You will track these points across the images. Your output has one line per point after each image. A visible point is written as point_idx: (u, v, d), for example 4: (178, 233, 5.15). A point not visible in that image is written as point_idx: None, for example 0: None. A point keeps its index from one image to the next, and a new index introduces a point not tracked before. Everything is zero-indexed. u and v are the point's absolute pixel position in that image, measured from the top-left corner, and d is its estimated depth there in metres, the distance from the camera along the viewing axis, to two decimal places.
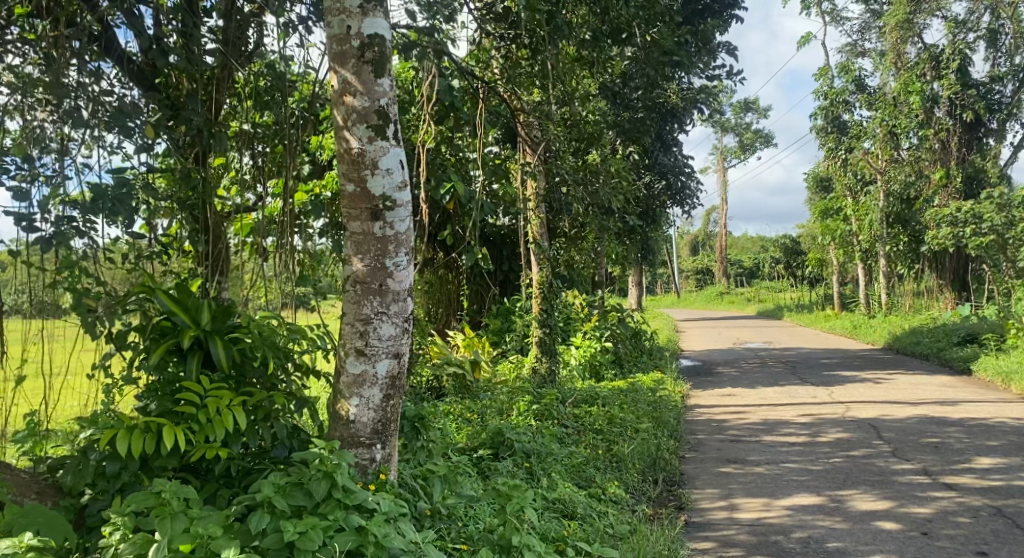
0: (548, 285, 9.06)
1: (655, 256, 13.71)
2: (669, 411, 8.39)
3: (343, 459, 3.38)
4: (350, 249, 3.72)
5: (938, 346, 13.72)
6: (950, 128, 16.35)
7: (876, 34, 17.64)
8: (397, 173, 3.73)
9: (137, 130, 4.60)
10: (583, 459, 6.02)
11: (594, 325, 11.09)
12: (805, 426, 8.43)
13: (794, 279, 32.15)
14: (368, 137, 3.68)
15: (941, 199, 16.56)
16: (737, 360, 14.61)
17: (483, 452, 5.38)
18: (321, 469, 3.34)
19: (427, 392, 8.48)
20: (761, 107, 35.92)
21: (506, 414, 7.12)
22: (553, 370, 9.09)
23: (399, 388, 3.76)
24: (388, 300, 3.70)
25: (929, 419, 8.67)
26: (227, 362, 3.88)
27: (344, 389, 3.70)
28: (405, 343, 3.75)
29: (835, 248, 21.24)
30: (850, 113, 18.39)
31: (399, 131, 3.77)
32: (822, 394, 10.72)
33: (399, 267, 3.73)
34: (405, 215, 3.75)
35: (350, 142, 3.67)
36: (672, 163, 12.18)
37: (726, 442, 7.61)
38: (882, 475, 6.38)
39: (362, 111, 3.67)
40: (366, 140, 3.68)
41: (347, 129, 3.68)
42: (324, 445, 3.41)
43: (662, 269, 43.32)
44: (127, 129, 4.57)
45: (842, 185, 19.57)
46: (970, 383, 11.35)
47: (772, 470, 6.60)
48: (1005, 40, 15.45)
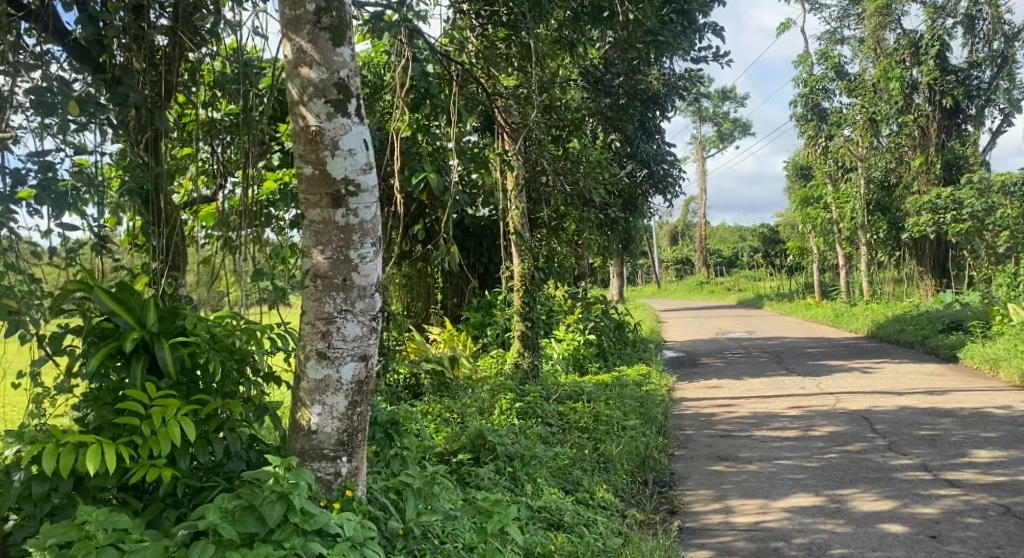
0: (530, 277, 8.72)
1: (638, 247, 13.36)
2: (657, 407, 8.06)
3: (301, 478, 3.02)
4: (309, 240, 3.34)
5: (923, 333, 13.49)
6: (929, 114, 16.17)
7: (855, 21, 17.39)
8: (361, 153, 3.36)
9: (59, 107, 4.07)
10: (567, 460, 5.67)
11: (578, 317, 10.84)
12: (795, 419, 8.13)
13: (772, 268, 32.07)
14: (327, 113, 3.30)
15: (921, 185, 16.35)
16: (721, 351, 14.34)
17: (463, 458, 5.02)
18: (275, 490, 2.97)
19: (404, 391, 8.13)
20: (737, 96, 35.75)
21: (488, 414, 6.77)
22: (536, 365, 8.74)
23: (367, 394, 3.40)
24: (353, 296, 3.33)
25: (922, 410, 8.40)
26: (173, 367, 3.52)
27: (305, 396, 3.34)
28: (373, 344, 3.39)
29: (816, 236, 21.01)
30: (830, 100, 18.15)
31: (362, 107, 3.41)
32: (810, 384, 10.44)
33: (366, 259, 3.36)
34: (370, 202, 3.38)
35: (307, 118, 3.29)
36: (654, 151, 11.85)
37: (716, 438, 7.30)
38: (881, 472, 6.09)
39: (320, 84, 3.29)
40: (325, 116, 3.30)
41: (304, 104, 3.30)
42: (279, 463, 3.05)
43: (642, 261, 43.09)
44: (48, 107, 4.06)
45: (823, 171, 19.02)
46: (959, 370, 11.11)
47: (766, 467, 6.29)
48: (983, 26, 15.25)
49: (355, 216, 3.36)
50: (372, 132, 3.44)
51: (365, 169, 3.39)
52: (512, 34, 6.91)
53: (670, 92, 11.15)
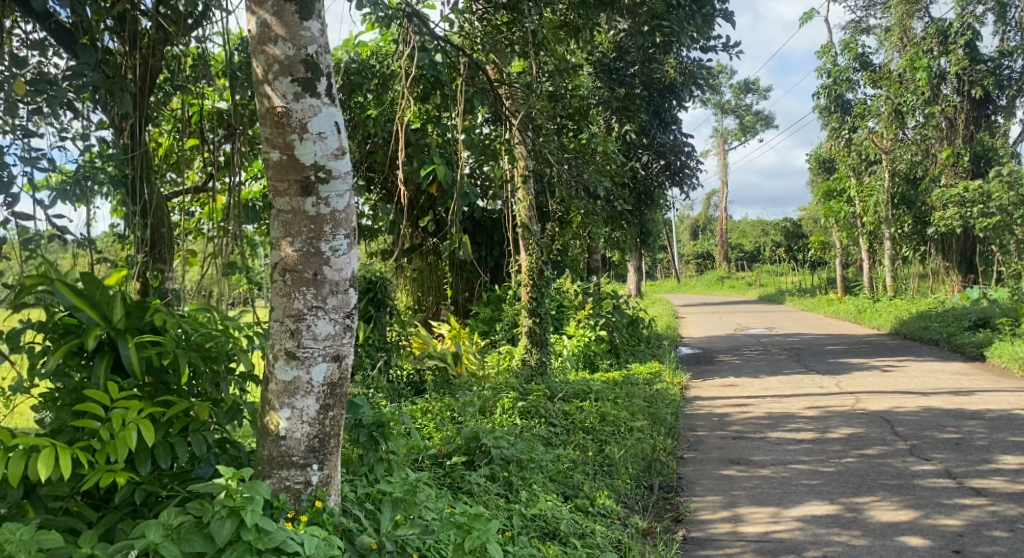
0: (538, 272, 8.46)
1: (655, 241, 13.01)
2: (666, 407, 7.77)
3: (255, 492, 2.86)
4: (277, 230, 3.11)
5: (947, 331, 13.10)
6: (957, 105, 15.75)
7: (881, 10, 16.97)
8: (332, 137, 3.12)
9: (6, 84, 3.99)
10: (568, 463, 5.43)
11: (589, 313, 10.59)
12: (812, 420, 7.82)
13: (795, 263, 31.65)
14: (294, 93, 3.07)
15: (947, 178, 15.90)
16: (738, 347, 14.02)
17: (456, 461, 4.79)
18: (226, 506, 2.82)
19: (407, 388, 7.93)
20: (760, 88, 35.26)
21: (488, 414, 6.52)
22: (544, 362, 8.49)
23: (340, 397, 3.17)
24: (325, 292, 3.09)
25: (945, 411, 8.06)
26: (140, 367, 3.28)
27: (274, 399, 3.11)
28: (348, 343, 3.16)
29: (838, 231, 20.56)
30: (854, 91, 17.72)
31: (333, 86, 3.17)
32: (828, 383, 10.11)
33: (338, 252, 3.12)
34: (343, 189, 3.15)
35: (273, 99, 3.06)
36: (671, 141, 11.46)
37: (728, 440, 7.01)
38: (900, 478, 5.77)
39: (286, 62, 3.06)
40: (292, 96, 3.07)
41: (268, 83, 3.07)
42: (231, 476, 2.88)
43: (662, 255, 42.69)
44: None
45: (845, 165, 18.70)
46: (984, 370, 10.73)
47: (779, 472, 5.99)
48: (1014, 14, 14.81)
49: (326, 205, 3.12)
50: (345, 114, 3.20)
51: (337, 154, 3.16)
52: (516, 18, 6.72)
53: (687, 82, 10.83)
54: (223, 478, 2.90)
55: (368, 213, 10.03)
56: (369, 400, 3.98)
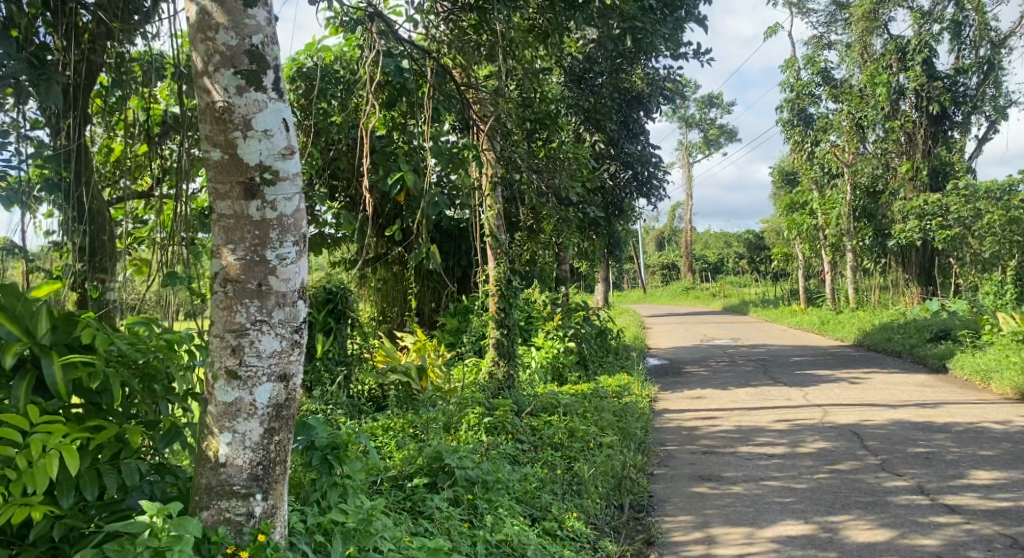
0: (506, 281, 8.19)
1: (622, 252, 12.81)
2: (636, 421, 7.56)
3: (183, 531, 2.73)
4: (217, 237, 2.85)
5: (910, 343, 13.08)
6: (916, 121, 15.83)
7: (842, 26, 17.03)
8: (279, 134, 2.88)
9: None
10: (535, 483, 5.19)
11: (557, 324, 10.34)
12: (782, 434, 7.65)
13: (757, 275, 31.78)
14: (237, 87, 2.83)
15: (907, 192, 15.99)
16: (705, 359, 13.88)
17: (418, 482, 4.53)
18: (149, 547, 2.68)
19: (368, 403, 7.63)
20: (724, 102, 35.45)
21: (453, 430, 6.27)
22: (511, 375, 8.21)
23: (287, 421, 2.91)
24: (270, 304, 2.84)
25: (914, 424, 7.94)
26: (66, 387, 2.99)
27: (213, 422, 2.86)
28: (296, 361, 2.91)
29: (801, 243, 20.59)
30: (816, 105, 17.74)
31: (281, 79, 2.93)
32: (796, 396, 9.98)
33: (286, 261, 2.87)
34: (291, 193, 2.91)
35: (213, 93, 2.81)
36: (639, 152, 11.31)
37: (699, 455, 6.82)
38: (874, 494, 5.60)
39: (227, 52, 2.82)
40: (235, 90, 2.83)
41: (208, 75, 2.83)
42: (155, 513, 2.75)
43: (627, 266, 42.70)
44: None
45: (808, 178, 18.76)
46: (948, 382, 10.67)
47: (752, 489, 5.80)
48: (969, 32, 14.94)
49: (273, 209, 2.87)
50: (294, 111, 2.96)
51: (285, 153, 2.92)
52: (481, 19, 6.44)
53: (654, 91, 10.68)
54: (146, 515, 2.74)
55: (331, 222, 9.75)
56: (323, 421, 3.72)
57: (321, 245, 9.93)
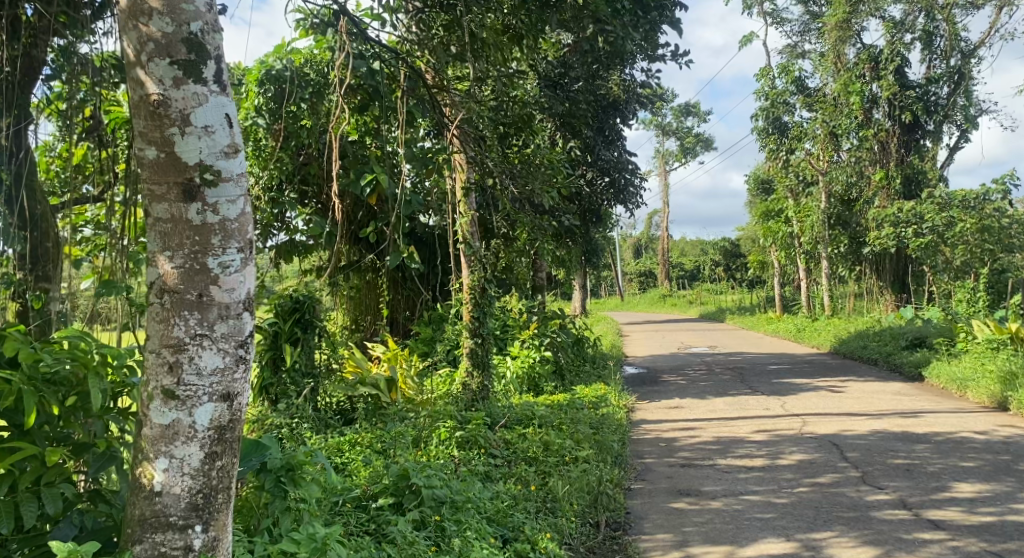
0: (481, 290, 7.91)
1: (600, 259, 12.61)
2: (613, 433, 7.33)
3: None
4: (153, 243, 2.65)
5: (886, 351, 12.97)
6: (889, 130, 15.78)
7: (816, 35, 17.00)
8: (221, 131, 2.70)
9: None
10: (507, 501, 4.98)
11: (534, 333, 10.10)
12: (761, 445, 7.46)
13: (733, 283, 31.74)
14: (174, 78, 2.65)
15: (880, 201, 15.95)
16: (683, 367, 13.72)
17: (382, 503, 4.32)
18: None
19: (335, 416, 7.36)
20: (700, 111, 35.46)
21: (422, 445, 6.03)
22: (486, 386, 7.93)
23: (229, 445, 2.70)
24: (212, 316, 2.65)
25: (894, 433, 7.78)
26: None
27: (148, 447, 2.65)
28: (240, 379, 2.70)
29: (777, 251, 20.50)
30: (791, 114, 17.70)
31: (223, 71, 2.76)
32: (774, 405, 9.79)
33: (229, 269, 2.68)
34: (235, 195, 2.72)
35: (147, 85, 2.64)
36: (615, 158, 11.07)
37: (677, 468, 6.61)
38: (856, 509, 5.41)
39: (163, 39, 2.65)
40: (171, 82, 2.65)
41: (142, 65, 2.65)
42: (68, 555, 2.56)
43: (605, 274, 42.57)
44: None
45: (783, 186, 18.70)
46: (925, 390, 10.53)
47: (732, 505, 5.59)
48: (940, 42, 14.94)
49: (214, 212, 2.69)
50: (238, 106, 2.78)
51: (229, 151, 2.74)
52: (451, 17, 6.11)
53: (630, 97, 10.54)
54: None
55: (303, 228, 9.52)
56: (276, 441, 3.52)
57: (293, 253, 9.69)
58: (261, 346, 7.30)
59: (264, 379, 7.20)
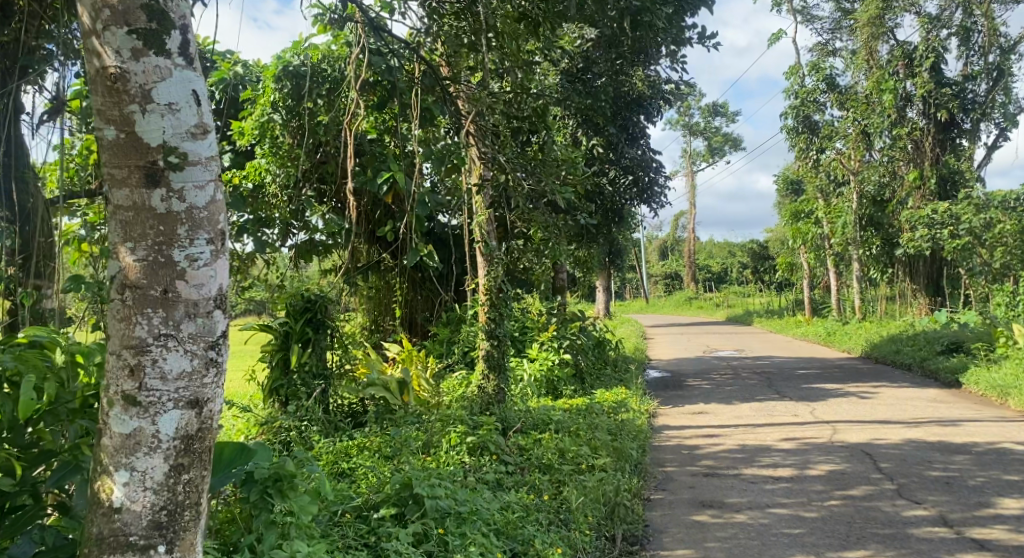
0: (497, 290, 7.62)
1: (624, 260, 12.27)
2: (634, 441, 7.05)
3: None
4: (115, 234, 2.57)
5: (920, 355, 12.55)
6: (923, 128, 15.34)
7: (848, 32, 16.59)
8: (186, 108, 2.62)
9: None
10: (518, 512, 4.73)
11: (552, 335, 9.83)
12: (788, 454, 7.13)
13: (761, 286, 31.27)
14: (132, 49, 2.56)
15: (915, 201, 15.50)
16: (709, 371, 13.37)
17: (383, 514, 4.13)
18: None
19: (345, 419, 7.16)
20: (729, 111, 35.05)
21: (432, 451, 5.81)
22: (502, 389, 7.65)
23: (196, 457, 2.60)
24: (178, 315, 2.56)
25: (931, 443, 7.42)
26: None
27: (107, 459, 2.56)
28: (208, 385, 2.60)
29: (806, 253, 20.06)
30: (821, 113, 17.29)
31: (188, 42, 2.67)
32: (803, 412, 9.44)
33: (196, 262, 2.59)
34: (204, 181, 2.64)
35: (104, 57, 2.55)
36: (639, 156, 10.75)
37: (700, 478, 6.31)
38: (893, 526, 5.08)
39: (119, 7, 2.56)
40: (129, 54, 2.57)
41: (98, 36, 2.56)
42: None
43: (630, 275, 42.19)
44: None
45: (813, 187, 18.30)
46: (963, 397, 10.11)
47: (758, 518, 5.29)
48: (978, 38, 14.48)
49: (181, 199, 2.60)
50: (205, 82, 2.71)
51: (196, 131, 2.65)
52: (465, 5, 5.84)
53: (655, 94, 10.26)
54: None
55: (321, 228, 9.29)
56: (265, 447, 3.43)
57: (311, 252, 9.49)
58: (271, 345, 7.11)
59: (273, 380, 7.02)
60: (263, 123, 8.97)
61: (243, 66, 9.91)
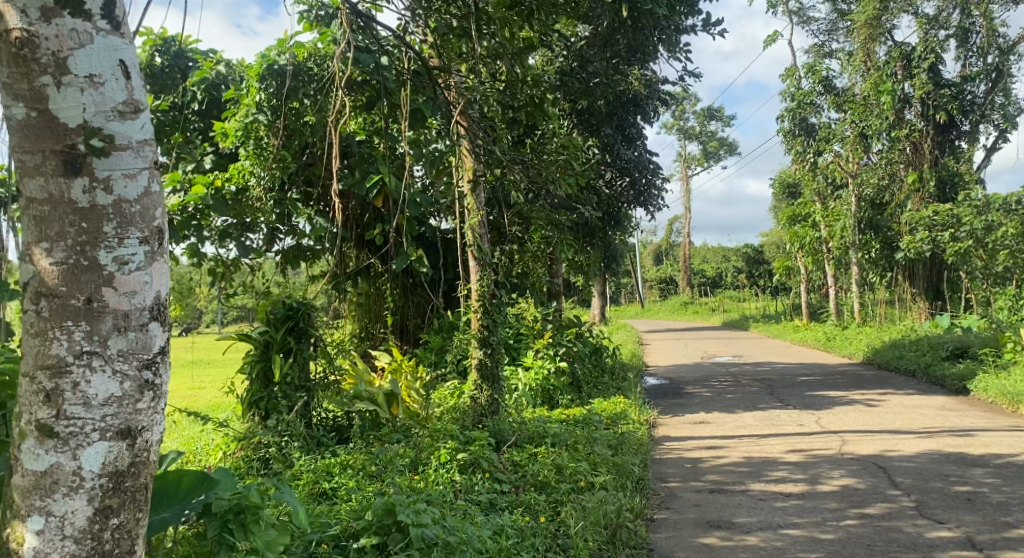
0: (491, 296, 7.26)
1: (621, 265, 11.87)
2: (635, 455, 6.67)
3: None
4: (31, 235, 2.60)
5: (925, 361, 12.20)
6: (922, 130, 15.03)
7: (845, 33, 16.28)
8: (110, 82, 2.63)
9: None
10: (512, 538, 4.40)
11: (548, 342, 9.48)
12: (797, 467, 6.76)
13: (757, 291, 30.91)
14: (42, 13, 2.56)
15: (914, 205, 15.14)
16: (708, 378, 13.01)
17: (364, 545, 3.78)
18: None
19: (329, 435, 6.80)
20: (724, 115, 34.75)
21: (420, 469, 5.45)
22: (496, 399, 7.23)
23: (125, 495, 2.64)
24: (106, 328, 2.59)
25: (947, 454, 7.08)
26: None
27: (26, 501, 2.61)
28: (139, 415, 2.64)
29: (803, 257, 19.71)
30: (819, 115, 16.95)
31: (112, 5, 2.67)
32: (808, 421, 9.07)
33: (126, 268, 2.62)
34: (138, 169, 2.68)
35: (9, 19, 2.54)
36: (637, 157, 10.39)
37: (706, 495, 5.94)
38: (918, 550, 4.72)
39: None
40: (39, 19, 2.56)
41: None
42: None
43: (624, 280, 41.77)
44: None
45: (810, 190, 17.97)
46: (973, 405, 9.75)
47: (771, 541, 4.92)
48: (976, 39, 14.15)
49: (107, 191, 2.62)
50: (132, 49, 2.71)
51: (124, 109, 2.66)
52: None
53: (653, 93, 9.96)
54: None
55: (309, 232, 8.94)
56: (230, 475, 3.26)
57: (301, 258, 9.12)
58: (251, 356, 6.76)
59: (253, 393, 6.68)
60: (248, 124, 8.41)
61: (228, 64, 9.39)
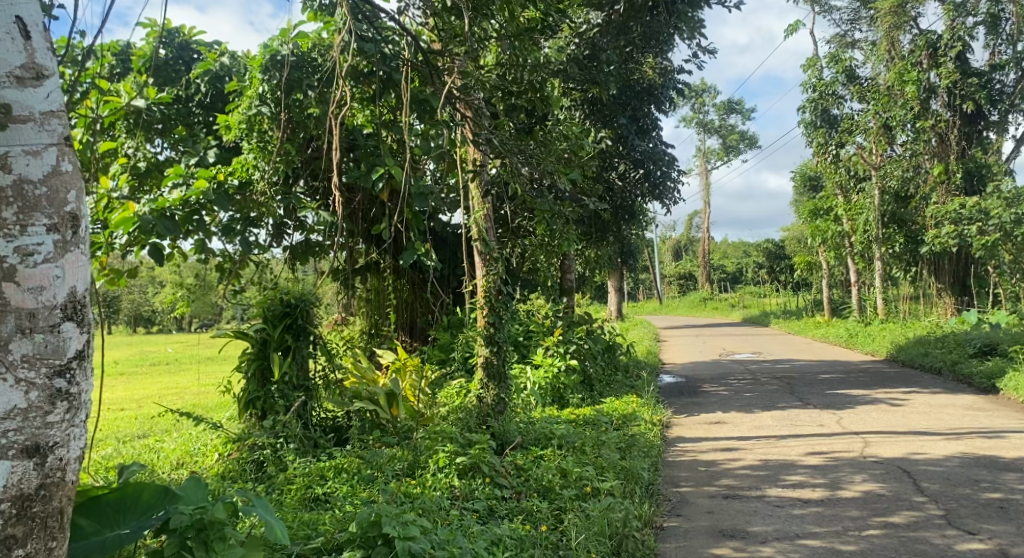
0: (497, 293, 6.97)
1: (637, 261, 11.60)
2: (645, 459, 6.37)
3: None
4: None
5: (950, 359, 11.80)
6: (948, 121, 14.57)
7: (867, 23, 15.87)
8: (4, 42, 2.97)
9: None
10: (509, 549, 4.15)
11: (558, 339, 9.17)
12: (817, 471, 6.44)
13: (779, 287, 30.40)
14: None
15: (939, 197, 14.68)
16: (726, 376, 12.66)
17: None
18: None
19: (327, 436, 6.54)
20: (744, 108, 34.24)
21: (417, 474, 5.18)
22: (502, 399, 6.93)
23: (34, 506, 2.97)
24: (14, 331, 2.93)
25: (976, 457, 6.74)
26: None
27: None
28: (48, 432, 2.98)
29: (825, 251, 19.26)
30: (841, 106, 16.55)
31: None
32: (829, 421, 8.72)
33: (30, 264, 2.95)
34: (44, 144, 3.01)
35: None
36: (651, 149, 10.06)
37: (720, 500, 5.64)
38: None
39: None
40: None
41: None
42: None
43: (644, 275, 41.31)
44: None
45: (832, 182, 17.55)
46: (1002, 406, 9.36)
47: (788, 552, 4.63)
48: (1006, 26, 13.71)
49: (12, 168, 2.96)
50: (32, 9, 3.03)
51: (23, 75, 3.00)
52: None
53: (668, 82, 9.66)
54: None
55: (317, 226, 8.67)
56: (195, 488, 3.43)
57: (307, 254, 8.87)
58: (248, 354, 6.52)
59: (249, 393, 6.45)
60: (251, 117, 8.16)
61: (231, 58, 9.02)
